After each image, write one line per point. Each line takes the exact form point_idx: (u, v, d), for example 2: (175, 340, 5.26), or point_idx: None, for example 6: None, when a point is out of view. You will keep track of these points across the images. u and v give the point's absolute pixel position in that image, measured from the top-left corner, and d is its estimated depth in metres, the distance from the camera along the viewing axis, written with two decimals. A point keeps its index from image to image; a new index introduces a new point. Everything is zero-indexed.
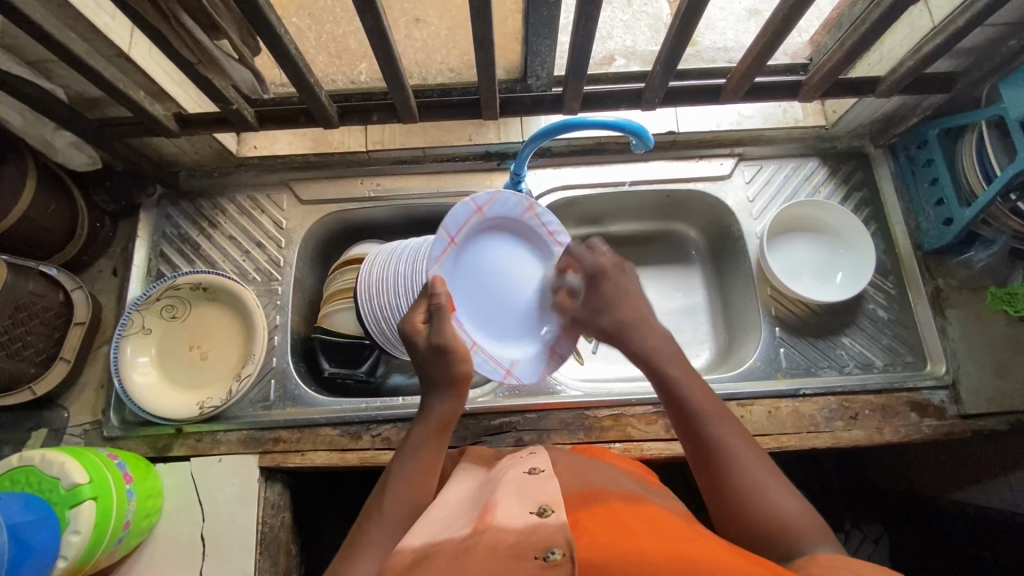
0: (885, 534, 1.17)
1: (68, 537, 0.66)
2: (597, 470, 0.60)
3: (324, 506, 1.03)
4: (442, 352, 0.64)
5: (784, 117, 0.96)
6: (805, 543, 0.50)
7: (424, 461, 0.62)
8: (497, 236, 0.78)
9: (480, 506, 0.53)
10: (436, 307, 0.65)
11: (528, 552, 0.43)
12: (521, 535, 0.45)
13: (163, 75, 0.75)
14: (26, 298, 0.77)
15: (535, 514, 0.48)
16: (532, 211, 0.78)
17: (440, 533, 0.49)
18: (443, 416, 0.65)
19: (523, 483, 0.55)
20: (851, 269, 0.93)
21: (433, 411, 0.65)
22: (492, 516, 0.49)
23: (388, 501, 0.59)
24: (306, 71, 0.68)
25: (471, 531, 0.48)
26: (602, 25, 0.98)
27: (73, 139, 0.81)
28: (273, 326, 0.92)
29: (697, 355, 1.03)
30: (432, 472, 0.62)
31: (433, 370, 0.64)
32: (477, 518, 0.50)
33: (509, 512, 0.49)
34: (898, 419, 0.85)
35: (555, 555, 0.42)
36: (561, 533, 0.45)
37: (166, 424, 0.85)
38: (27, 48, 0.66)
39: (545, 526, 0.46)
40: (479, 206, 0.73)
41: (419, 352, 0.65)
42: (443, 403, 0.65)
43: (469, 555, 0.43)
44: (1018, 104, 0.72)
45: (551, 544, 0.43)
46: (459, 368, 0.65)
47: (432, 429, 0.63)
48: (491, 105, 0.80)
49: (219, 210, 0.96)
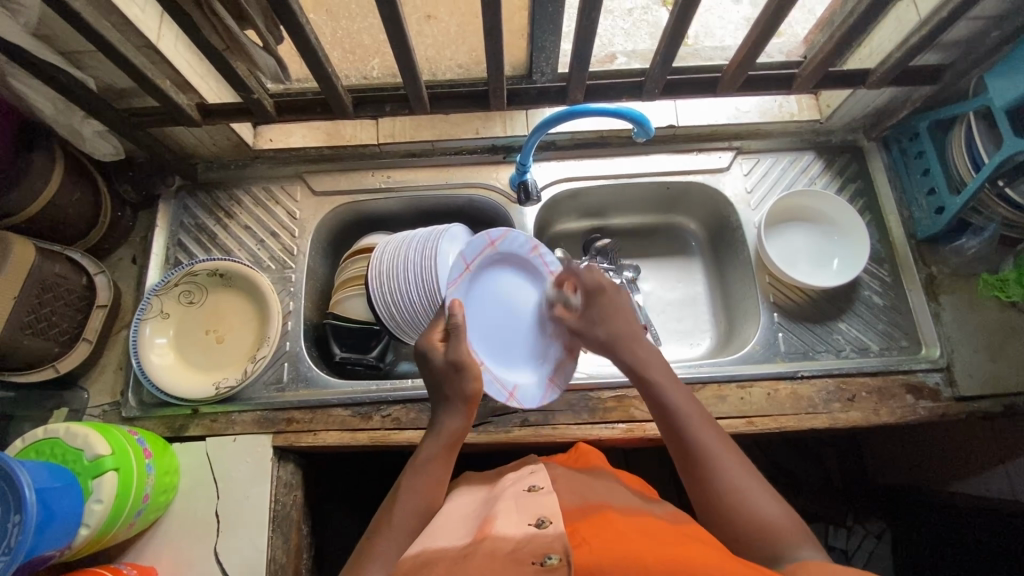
0: (888, 530, 1.17)
1: (91, 506, 0.69)
2: (593, 486, 0.62)
3: (334, 491, 1.05)
4: (457, 369, 0.68)
5: (780, 112, 1.01)
6: (788, 549, 0.53)
7: (433, 477, 0.65)
8: (502, 267, 0.87)
9: (481, 520, 0.56)
10: (453, 327, 0.71)
11: (526, 558, 0.46)
12: (520, 543, 0.48)
13: (188, 67, 0.79)
14: (51, 279, 0.80)
15: (533, 525, 0.51)
16: (536, 250, 0.88)
17: (443, 544, 0.52)
18: (454, 433, 0.68)
19: (521, 499, 0.57)
20: (846, 255, 0.96)
21: (445, 427, 0.68)
22: (492, 527, 0.52)
23: (398, 512, 0.62)
24: (324, 62, 0.72)
25: (471, 540, 0.51)
26: (603, 31, 1.02)
27: (99, 128, 0.85)
28: (286, 311, 0.95)
29: (698, 343, 1.05)
30: (440, 487, 0.65)
31: (447, 386, 0.69)
32: (477, 529, 0.53)
33: (509, 523, 0.52)
34: (894, 401, 0.87)
35: (552, 559, 0.45)
36: (559, 541, 0.47)
37: (182, 405, 0.88)
38: (64, 39, 0.70)
39: (541, 535, 0.49)
40: (494, 240, 0.84)
41: (436, 369, 0.69)
42: (451, 419, 0.68)
43: (470, 562, 0.47)
44: (1003, 93, 0.75)
45: (548, 550, 0.46)
46: (469, 387, 0.68)
47: (441, 446, 0.67)
48: (499, 95, 0.84)
49: (235, 201, 1.00)
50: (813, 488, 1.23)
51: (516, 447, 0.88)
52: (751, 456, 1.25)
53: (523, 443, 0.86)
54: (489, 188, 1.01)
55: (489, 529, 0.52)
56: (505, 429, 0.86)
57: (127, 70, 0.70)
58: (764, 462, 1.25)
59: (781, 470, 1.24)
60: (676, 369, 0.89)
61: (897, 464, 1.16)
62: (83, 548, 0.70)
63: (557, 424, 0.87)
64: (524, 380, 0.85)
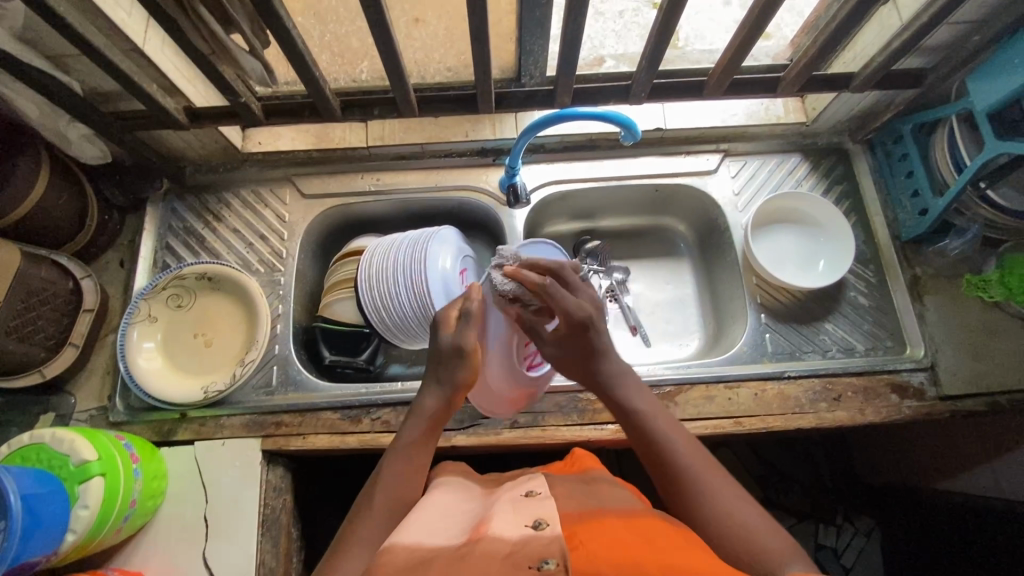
0: (876, 528, 1.19)
1: (78, 512, 0.68)
2: (590, 491, 0.63)
3: (325, 494, 1.05)
4: (460, 354, 0.69)
5: (767, 115, 1.02)
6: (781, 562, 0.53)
7: (413, 461, 0.67)
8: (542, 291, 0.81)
9: (475, 522, 0.56)
10: (468, 312, 0.71)
11: (523, 562, 0.46)
12: (516, 547, 0.48)
13: (174, 70, 0.79)
14: (38, 284, 0.80)
15: (531, 527, 0.51)
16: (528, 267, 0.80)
17: (434, 542, 0.53)
18: (431, 412, 0.70)
19: (518, 503, 0.57)
20: (832, 256, 0.97)
21: (422, 407, 0.70)
22: (488, 530, 0.52)
23: (379, 494, 0.63)
24: (312, 66, 0.72)
25: (467, 542, 0.51)
26: (593, 35, 1.03)
27: (85, 131, 0.84)
28: (275, 315, 0.95)
29: (687, 344, 1.06)
30: (421, 467, 0.67)
31: (443, 368, 0.70)
32: (473, 532, 0.53)
33: (506, 527, 0.52)
34: (879, 400, 0.88)
35: (549, 564, 0.45)
36: (556, 544, 0.48)
37: (171, 409, 0.88)
38: (49, 42, 0.70)
39: (539, 538, 0.49)
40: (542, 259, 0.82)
41: (439, 347, 0.70)
42: (430, 398, 0.70)
43: (464, 564, 0.47)
44: (985, 97, 0.76)
45: (545, 553, 0.46)
46: (461, 375, 0.70)
47: (423, 425, 0.69)
48: (487, 98, 0.84)
49: (223, 203, 1.00)
50: (802, 487, 1.24)
51: (506, 449, 0.88)
52: (743, 457, 1.26)
53: (513, 445, 0.87)
54: (479, 190, 1.01)
55: (484, 533, 0.51)
56: (495, 431, 0.86)
57: (112, 74, 0.70)
58: (756, 461, 1.26)
59: (772, 469, 1.25)
60: (663, 371, 0.90)
61: (885, 463, 1.17)
62: (70, 553, 0.70)
63: (547, 425, 0.87)
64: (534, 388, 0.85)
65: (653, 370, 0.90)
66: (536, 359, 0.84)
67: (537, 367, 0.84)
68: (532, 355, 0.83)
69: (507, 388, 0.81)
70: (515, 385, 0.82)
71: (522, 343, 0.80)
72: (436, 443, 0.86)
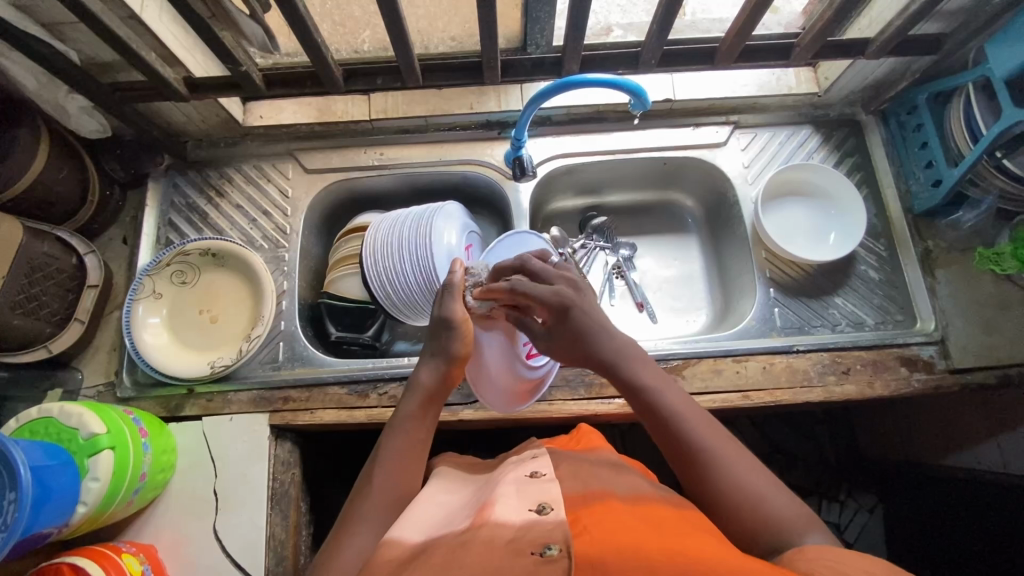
0: (879, 505, 1.21)
1: (88, 484, 0.68)
2: (596, 471, 0.62)
3: (333, 470, 1.05)
4: (447, 325, 0.71)
5: (778, 85, 0.99)
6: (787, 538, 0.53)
7: (411, 435, 0.67)
8: None
9: (479, 505, 0.56)
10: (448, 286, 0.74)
11: (525, 548, 0.46)
12: (519, 531, 0.48)
13: (174, 39, 0.77)
14: (41, 259, 0.79)
15: (534, 511, 0.51)
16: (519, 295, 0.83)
17: (438, 529, 0.53)
18: (429, 387, 0.70)
19: (523, 485, 0.57)
20: (843, 228, 0.96)
21: (420, 382, 0.71)
22: (490, 513, 0.52)
23: (380, 476, 0.63)
24: (314, 31, 0.70)
25: (469, 526, 0.51)
26: (599, 6, 1.00)
27: (84, 104, 0.83)
28: (281, 291, 0.94)
29: (695, 319, 1.05)
30: (424, 442, 0.67)
31: (437, 341, 0.72)
32: (475, 515, 0.53)
33: (509, 510, 0.52)
34: (888, 373, 0.88)
35: (552, 550, 0.45)
36: (560, 531, 0.47)
37: (178, 385, 0.88)
38: (45, 9, 0.68)
39: (541, 524, 0.49)
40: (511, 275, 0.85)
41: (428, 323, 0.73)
42: (427, 372, 0.71)
43: (466, 550, 0.47)
44: (1003, 63, 0.74)
45: (547, 540, 0.46)
46: (455, 346, 0.71)
47: (420, 400, 0.69)
48: (493, 67, 0.82)
49: (225, 178, 0.99)
50: (807, 464, 1.24)
51: (514, 423, 0.88)
52: (749, 436, 1.26)
53: (520, 419, 0.87)
54: (484, 165, 0.99)
55: (486, 516, 0.51)
56: None
57: (111, 41, 0.69)
58: (761, 440, 1.25)
59: (777, 448, 1.25)
60: (673, 345, 0.89)
61: (890, 441, 1.16)
62: (82, 525, 0.70)
63: (554, 400, 0.87)
64: (528, 379, 0.84)
65: (662, 345, 0.90)
66: (535, 351, 0.85)
67: (534, 357, 0.84)
68: (528, 345, 0.84)
69: (504, 375, 0.82)
70: (512, 373, 0.83)
71: (518, 327, 0.83)
72: (443, 417, 0.86)
